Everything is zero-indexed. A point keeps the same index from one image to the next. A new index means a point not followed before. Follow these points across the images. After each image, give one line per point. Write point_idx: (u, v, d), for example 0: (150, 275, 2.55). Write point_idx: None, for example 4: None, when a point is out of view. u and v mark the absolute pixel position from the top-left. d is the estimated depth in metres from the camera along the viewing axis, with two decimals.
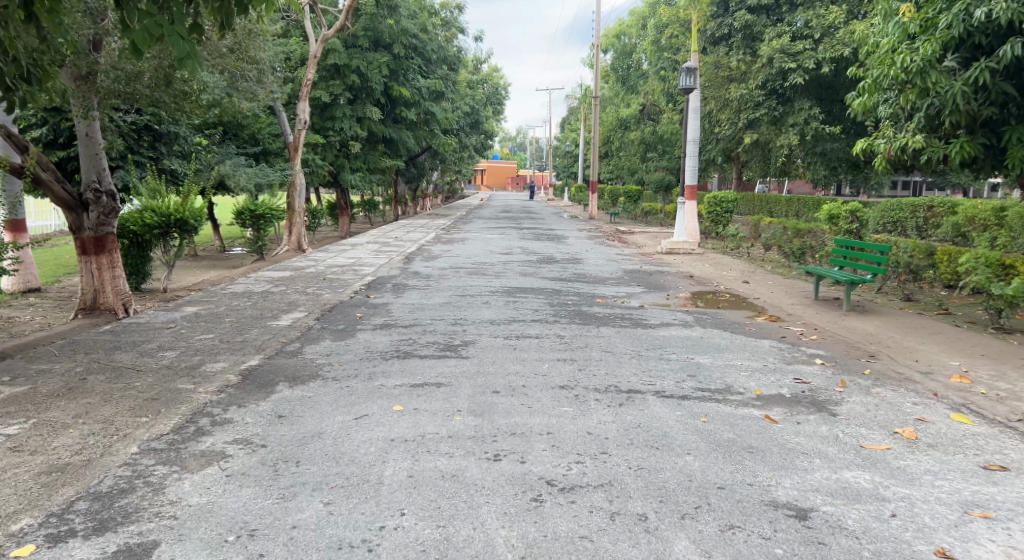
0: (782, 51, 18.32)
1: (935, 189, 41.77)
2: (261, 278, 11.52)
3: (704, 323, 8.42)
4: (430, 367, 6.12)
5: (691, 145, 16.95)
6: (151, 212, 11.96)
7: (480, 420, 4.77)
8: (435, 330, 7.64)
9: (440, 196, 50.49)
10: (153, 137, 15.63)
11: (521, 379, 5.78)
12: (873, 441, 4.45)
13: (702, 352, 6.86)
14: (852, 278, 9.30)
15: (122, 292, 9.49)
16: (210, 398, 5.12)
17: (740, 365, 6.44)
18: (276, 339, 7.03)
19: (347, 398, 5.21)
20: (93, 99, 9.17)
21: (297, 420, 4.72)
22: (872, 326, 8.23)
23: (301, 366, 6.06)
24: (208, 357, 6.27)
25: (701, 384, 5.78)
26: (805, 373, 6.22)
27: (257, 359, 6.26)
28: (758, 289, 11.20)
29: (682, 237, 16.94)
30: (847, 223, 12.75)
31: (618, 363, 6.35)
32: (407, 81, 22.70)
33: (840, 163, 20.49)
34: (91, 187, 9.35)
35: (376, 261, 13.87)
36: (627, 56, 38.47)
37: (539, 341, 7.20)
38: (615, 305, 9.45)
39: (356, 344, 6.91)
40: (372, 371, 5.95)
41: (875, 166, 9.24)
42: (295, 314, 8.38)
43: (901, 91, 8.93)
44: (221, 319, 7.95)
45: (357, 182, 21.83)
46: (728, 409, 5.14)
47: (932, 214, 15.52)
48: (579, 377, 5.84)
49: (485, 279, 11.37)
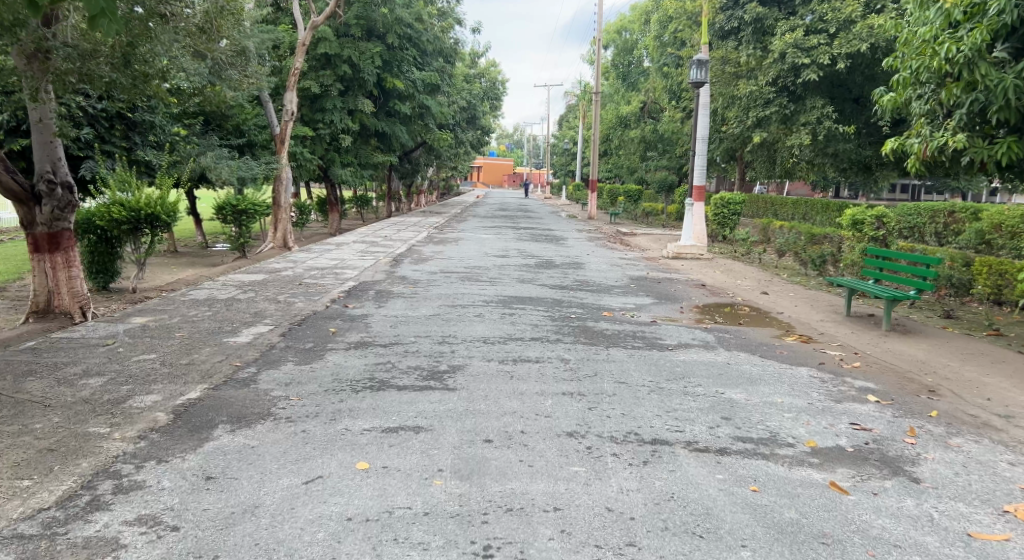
0: (795, 45, 17.11)
1: (933, 193, 41.17)
2: (230, 281, 10.43)
3: (728, 345, 7.32)
4: (407, 404, 5.02)
5: (700, 143, 15.82)
6: (120, 206, 10.72)
7: (465, 485, 3.72)
8: (419, 351, 6.53)
9: (435, 193, 49.24)
10: (126, 125, 14.31)
11: (520, 422, 4.70)
12: (983, 528, 3.46)
13: (732, 385, 5.78)
14: (892, 294, 8.18)
15: (79, 295, 8.37)
16: (124, 449, 4.03)
17: (781, 404, 5.36)
18: (230, 362, 5.95)
19: (300, 451, 4.14)
20: (46, 82, 8.06)
21: (229, 485, 3.66)
22: (922, 351, 7.16)
23: (251, 403, 4.96)
24: (139, 387, 5.17)
25: (740, 431, 4.70)
26: (860, 415, 5.15)
27: (199, 391, 5.16)
28: (780, 302, 10.11)
29: (688, 240, 15.74)
30: (873, 230, 11.73)
31: (635, 401, 5.24)
32: (401, 73, 21.49)
33: (850, 164, 19.41)
34: (44, 177, 8.21)
35: (362, 263, 12.74)
36: (628, 53, 37.45)
37: (539, 366, 6.12)
38: (624, 321, 8.34)
39: (323, 370, 5.81)
40: (336, 410, 4.84)
41: (908, 168, 8.17)
42: (258, 328, 7.27)
43: (941, 84, 7.79)
44: (169, 334, 6.85)
45: (347, 177, 20.67)
46: (782, 471, 4.08)
47: (953, 220, 14.43)
48: (591, 420, 4.77)
49: (479, 286, 10.28)
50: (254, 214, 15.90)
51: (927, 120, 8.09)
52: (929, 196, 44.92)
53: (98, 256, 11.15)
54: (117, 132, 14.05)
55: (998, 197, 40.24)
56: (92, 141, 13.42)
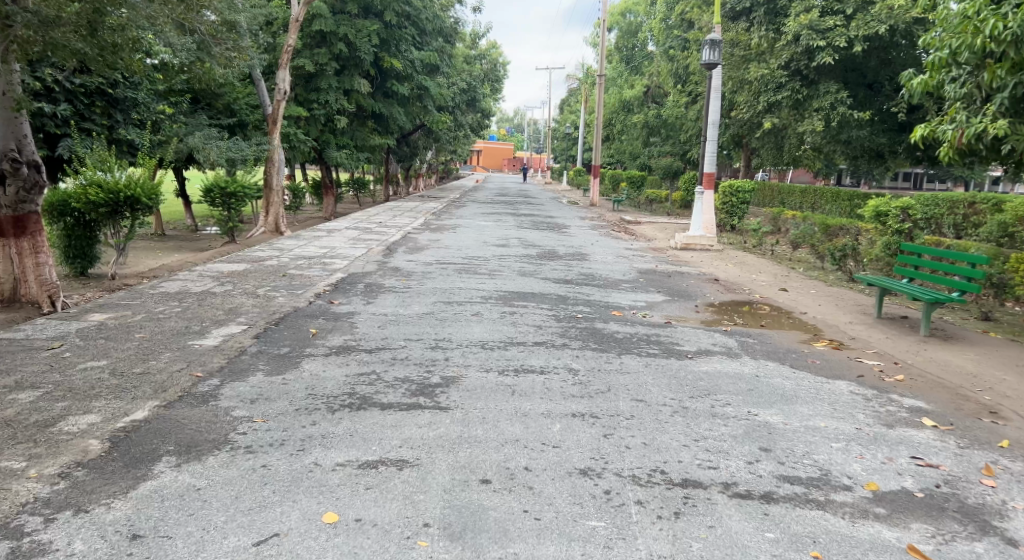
0: (810, 26, 16.09)
1: (936, 182, 40.48)
2: (207, 271, 9.65)
3: (753, 352, 6.58)
4: (391, 429, 4.27)
5: (711, 129, 14.93)
6: (97, 186, 9.78)
7: (457, 550, 3.08)
8: (408, 358, 5.77)
9: (434, 175, 48.41)
10: (108, 102, 13.38)
11: (524, 454, 3.96)
12: None
13: (766, 405, 5.03)
14: (933, 296, 7.27)
15: (47, 282, 7.45)
16: (35, 494, 3.32)
17: (825, 431, 4.61)
18: (191, 372, 5.19)
19: (255, 496, 3.41)
20: (4, 50, 7.03)
21: (158, 550, 2.98)
22: (971, 362, 6.41)
23: (205, 428, 4.19)
24: (77, 405, 4.41)
25: (785, 468, 3.96)
26: (919, 445, 4.42)
27: (147, 410, 4.40)
28: (802, 300, 9.32)
29: (698, 231, 14.92)
30: (897, 222, 10.65)
31: (658, 426, 4.49)
32: (399, 52, 20.58)
33: (862, 153, 18.46)
34: (7, 154, 7.33)
35: (351, 252, 11.95)
36: (632, 36, 36.49)
37: (544, 380, 5.34)
38: (635, 322, 7.56)
39: (297, 383, 5.04)
40: (306, 437, 4.09)
41: (939, 158, 7.33)
42: (229, 329, 6.50)
43: (983, 65, 6.91)
44: (127, 335, 6.08)
45: (342, 160, 19.84)
46: (843, 526, 3.38)
47: (973, 212, 13.10)
48: (607, 452, 4.03)
49: (477, 280, 9.52)
50: (245, 198, 14.91)
51: (963, 105, 7.22)
52: (932, 186, 44.31)
53: (75, 241, 10.15)
54: (97, 109, 13.12)
55: (1001, 186, 39.66)
56: (70, 118, 12.49)
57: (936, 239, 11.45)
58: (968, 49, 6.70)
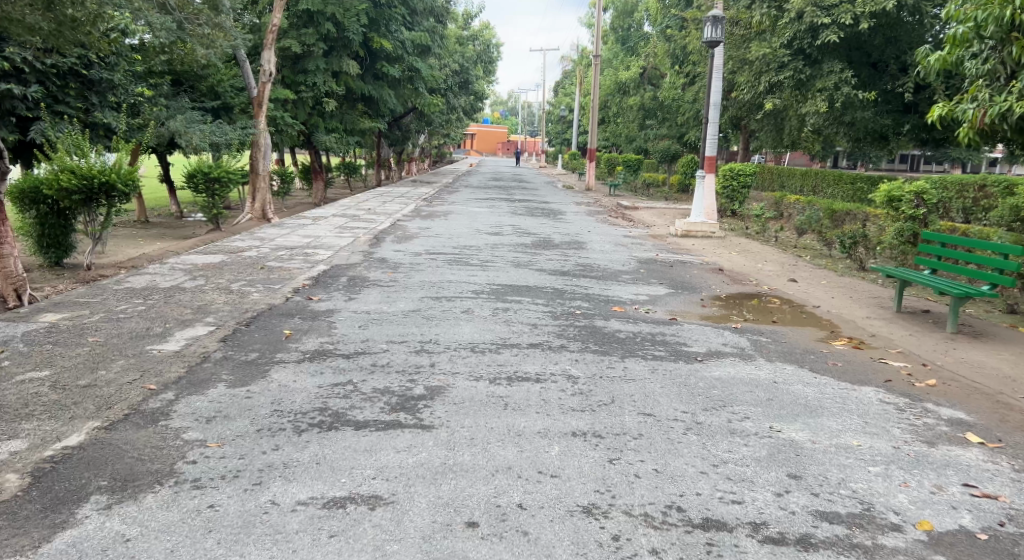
0: (814, 3, 15.44)
1: (933, 163, 40.05)
2: (180, 263, 9.04)
3: (769, 354, 6.00)
4: (366, 453, 3.71)
5: (713, 109, 14.22)
6: (68, 173, 9.05)
7: None
8: (389, 365, 5.19)
9: (428, 158, 47.66)
10: (82, 83, 12.64)
11: (516, 489, 3.38)
12: None
13: (790, 420, 4.47)
14: (962, 289, 6.64)
15: (13, 276, 6.74)
16: None
17: (859, 450, 4.06)
18: (144, 384, 4.60)
19: (197, 550, 2.87)
20: None
21: None
22: (1006, 363, 5.85)
23: (149, 455, 3.61)
24: (3, 428, 3.83)
25: (821, 502, 3.41)
26: (968, 468, 3.87)
27: (85, 434, 3.82)
28: (814, 292, 8.77)
29: (699, 217, 14.27)
30: (911, 208, 9.89)
31: (671, 448, 3.92)
32: (389, 33, 19.79)
33: (866, 134, 17.79)
34: None
35: (337, 241, 11.36)
36: (628, 16, 35.60)
37: (540, 390, 4.77)
38: (638, 320, 6.98)
39: (264, 397, 4.47)
40: (266, 466, 3.53)
41: (958, 140, 6.63)
42: (195, 331, 5.91)
43: (1011, 37, 6.19)
44: (80, 340, 5.48)
45: (332, 144, 19.17)
46: None
47: (985, 195, 12.23)
48: (614, 483, 3.48)
49: (470, 272, 8.93)
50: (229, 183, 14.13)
51: (985, 82, 6.52)
52: (928, 167, 43.79)
53: (48, 230, 9.49)
54: (71, 91, 12.39)
55: (998, 167, 39.14)
56: (41, 101, 11.74)
57: (948, 225, 10.60)
58: (994, 23, 6.04)
